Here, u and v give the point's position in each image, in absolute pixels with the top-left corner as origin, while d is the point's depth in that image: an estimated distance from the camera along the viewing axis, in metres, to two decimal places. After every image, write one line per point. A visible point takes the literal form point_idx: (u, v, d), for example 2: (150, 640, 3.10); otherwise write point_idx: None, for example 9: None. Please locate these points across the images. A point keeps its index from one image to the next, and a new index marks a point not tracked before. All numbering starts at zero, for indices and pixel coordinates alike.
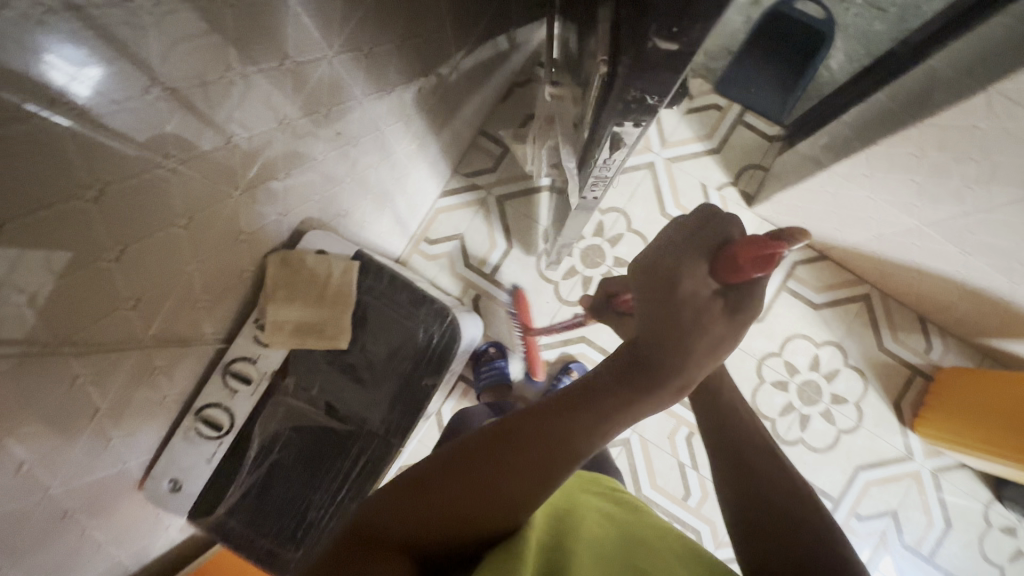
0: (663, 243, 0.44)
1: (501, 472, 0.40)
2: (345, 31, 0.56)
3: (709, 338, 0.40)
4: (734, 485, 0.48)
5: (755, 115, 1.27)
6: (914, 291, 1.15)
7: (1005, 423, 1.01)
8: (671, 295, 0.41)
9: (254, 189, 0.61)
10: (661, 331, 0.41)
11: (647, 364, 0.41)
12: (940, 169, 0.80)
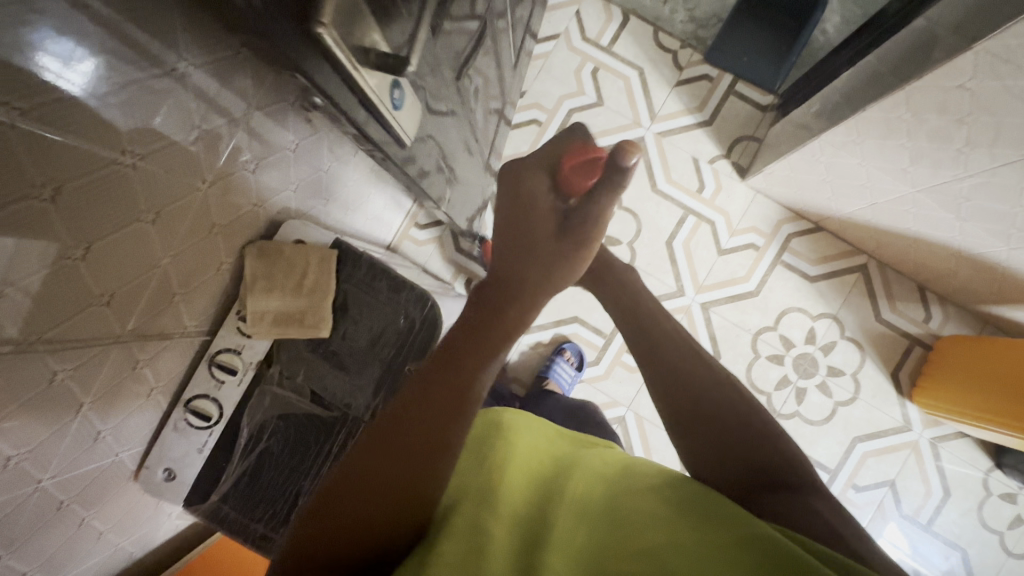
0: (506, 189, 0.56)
1: (438, 400, 0.46)
2: None
3: (551, 250, 0.53)
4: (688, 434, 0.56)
5: (747, 84, 1.23)
6: (912, 259, 1.12)
7: (998, 391, 1.00)
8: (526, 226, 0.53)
9: (223, 181, 0.61)
10: (515, 246, 0.54)
11: (505, 283, 0.52)
12: (934, 132, 0.77)
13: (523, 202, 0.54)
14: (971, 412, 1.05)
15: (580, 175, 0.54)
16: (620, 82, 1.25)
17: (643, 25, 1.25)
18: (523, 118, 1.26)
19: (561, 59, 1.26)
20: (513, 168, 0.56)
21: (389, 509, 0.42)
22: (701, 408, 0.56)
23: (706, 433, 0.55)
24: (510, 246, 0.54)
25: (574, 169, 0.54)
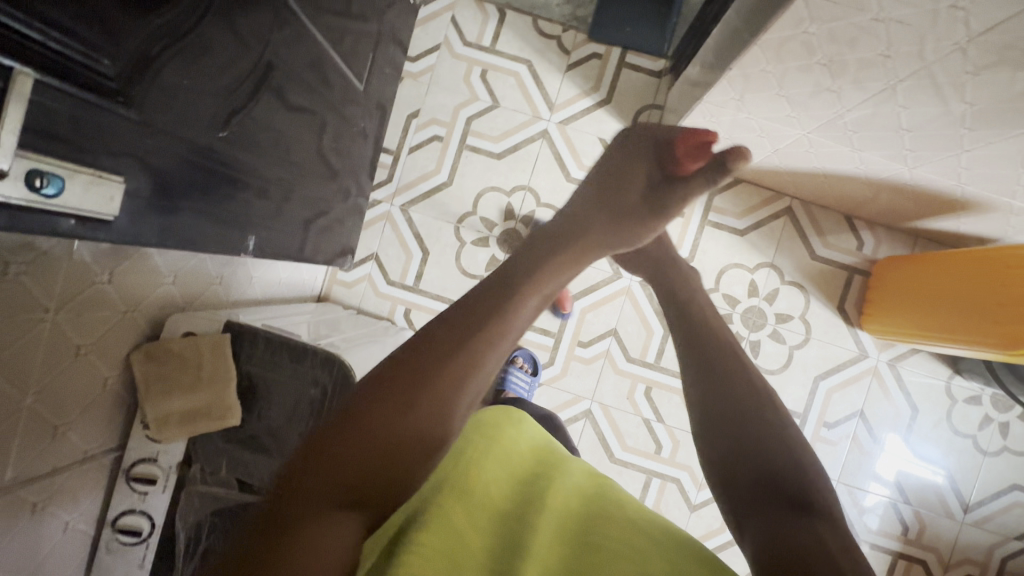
0: (628, 148, 0.81)
1: (479, 354, 0.50)
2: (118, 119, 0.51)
3: (640, 196, 0.75)
4: (710, 427, 0.59)
5: (636, 53, 1.21)
6: (830, 192, 1.12)
7: (942, 305, 1.00)
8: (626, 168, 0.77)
9: (73, 302, 0.58)
10: (607, 197, 0.75)
11: (571, 227, 0.69)
12: (807, 72, 0.75)
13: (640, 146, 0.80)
14: (919, 330, 1.05)
15: (692, 161, 0.78)
16: (510, 79, 1.22)
17: (520, 17, 1.22)
18: (423, 137, 1.22)
19: (446, 69, 1.22)
20: (646, 149, 0.79)
21: (413, 428, 0.46)
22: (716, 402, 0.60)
23: (725, 429, 0.57)
24: (607, 202, 0.74)
25: (683, 155, 0.77)
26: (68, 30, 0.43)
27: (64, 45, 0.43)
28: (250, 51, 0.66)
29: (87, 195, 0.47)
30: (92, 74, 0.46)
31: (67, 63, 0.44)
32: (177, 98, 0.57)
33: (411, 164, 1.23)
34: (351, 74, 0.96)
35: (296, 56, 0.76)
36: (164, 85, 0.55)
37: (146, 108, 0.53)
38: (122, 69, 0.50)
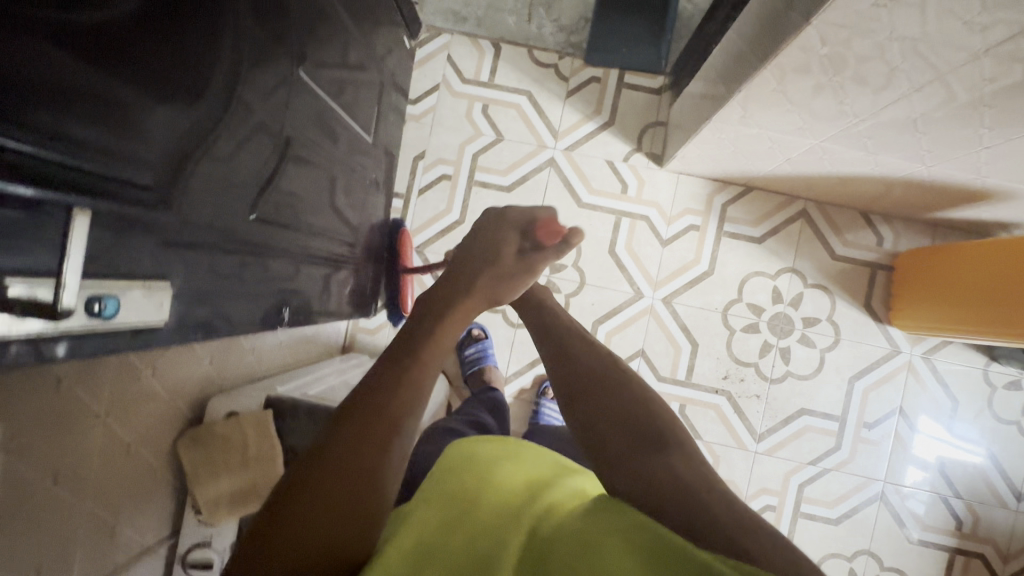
0: (482, 228, 0.61)
1: (354, 452, 0.40)
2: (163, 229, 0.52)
3: (510, 268, 0.58)
4: (585, 422, 0.56)
5: (634, 73, 1.22)
6: (844, 192, 1.11)
7: (968, 299, 0.99)
8: (481, 246, 0.59)
9: (123, 402, 0.58)
10: (479, 268, 0.58)
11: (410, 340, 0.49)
12: (818, 89, 0.74)
13: (489, 227, 0.60)
14: (948, 325, 1.04)
15: (548, 238, 0.60)
16: (512, 111, 1.22)
17: (516, 49, 1.23)
18: (431, 178, 1.23)
19: (449, 107, 1.23)
20: (485, 224, 0.61)
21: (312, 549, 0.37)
22: (587, 396, 0.57)
23: (591, 413, 0.56)
24: (475, 271, 0.57)
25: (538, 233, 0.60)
26: (103, 150, 0.43)
27: (100, 165, 0.43)
28: (273, 130, 0.67)
29: (135, 307, 0.47)
30: (133, 188, 0.46)
31: (100, 183, 0.43)
32: (209, 192, 0.57)
33: (422, 205, 1.23)
34: (356, 128, 0.97)
35: (308, 125, 0.77)
36: (199, 184, 0.55)
37: (188, 209, 0.54)
38: (159, 175, 0.49)
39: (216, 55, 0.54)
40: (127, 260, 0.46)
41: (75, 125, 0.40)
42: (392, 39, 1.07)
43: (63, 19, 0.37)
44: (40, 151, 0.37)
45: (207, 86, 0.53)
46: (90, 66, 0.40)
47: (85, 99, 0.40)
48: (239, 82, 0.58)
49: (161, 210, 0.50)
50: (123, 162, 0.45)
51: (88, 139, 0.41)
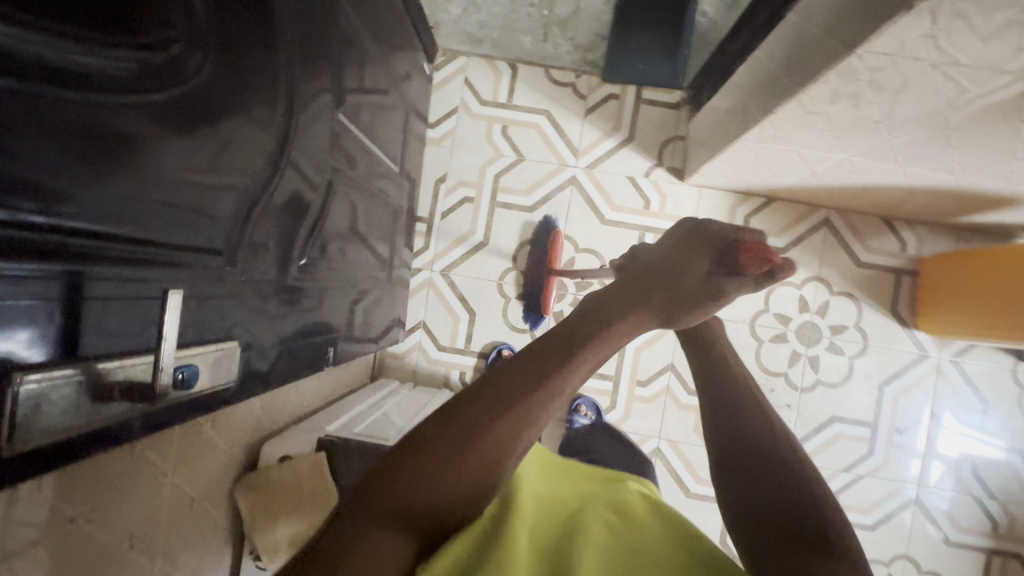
0: (683, 240, 0.51)
1: (500, 424, 0.41)
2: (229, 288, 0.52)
3: (692, 288, 0.50)
4: (729, 487, 0.50)
5: (651, 88, 1.22)
6: (867, 201, 1.12)
7: (994, 304, 1.00)
8: (669, 265, 0.51)
9: (185, 457, 0.58)
10: (657, 282, 0.50)
11: (577, 337, 0.45)
12: (849, 110, 0.75)
13: (686, 242, 0.51)
14: (975, 329, 1.05)
15: (752, 265, 0.49)
16: (532, 131, 1.23)
17: (532, 69, 1.23)
18: (454, 201, 1.23)
19: (468, 129, 1.23)
20: (684, 233, 0.52)
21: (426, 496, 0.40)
22: (737, 455, 0.50)
23: (737, 478, 0.50)
24: (652, 286, 0.50)
25: (740, 257, 0.49)
26: (165, 226, 0.43)
27: (162, 239, 0.43)
28: (318, 175, 0.68)
29: (211, 371, 0.48)
30: (199, 254, 0.47)
31: (172, 250, 0.44)
32: (264, 245, 0.58)
33: (446, 228, 1.23)
34: (382, 159, 0.97)
35: (346, 163, 0.77)
36: (256, 239, 0.56)
37: (247, 266, 0.55)
38: (221, 237, 0.50)
39: (267, 110, 0.54)
40: (194, 321, 0.47)
41: (136, 207, 0.40)
42: (412, 67, 1.08)
43: (151, 98, 0.39)
44: (120, 226, 0.39)
45: (265, 144, 0.55)
46: (150, 148, 0.40)
47: (147, 182, 0.41)
48: (289, 131, 0.59)
49: (225, 272, 0.51)
50: (185, 233, 0.46)
51: (150, 219, 0.42)
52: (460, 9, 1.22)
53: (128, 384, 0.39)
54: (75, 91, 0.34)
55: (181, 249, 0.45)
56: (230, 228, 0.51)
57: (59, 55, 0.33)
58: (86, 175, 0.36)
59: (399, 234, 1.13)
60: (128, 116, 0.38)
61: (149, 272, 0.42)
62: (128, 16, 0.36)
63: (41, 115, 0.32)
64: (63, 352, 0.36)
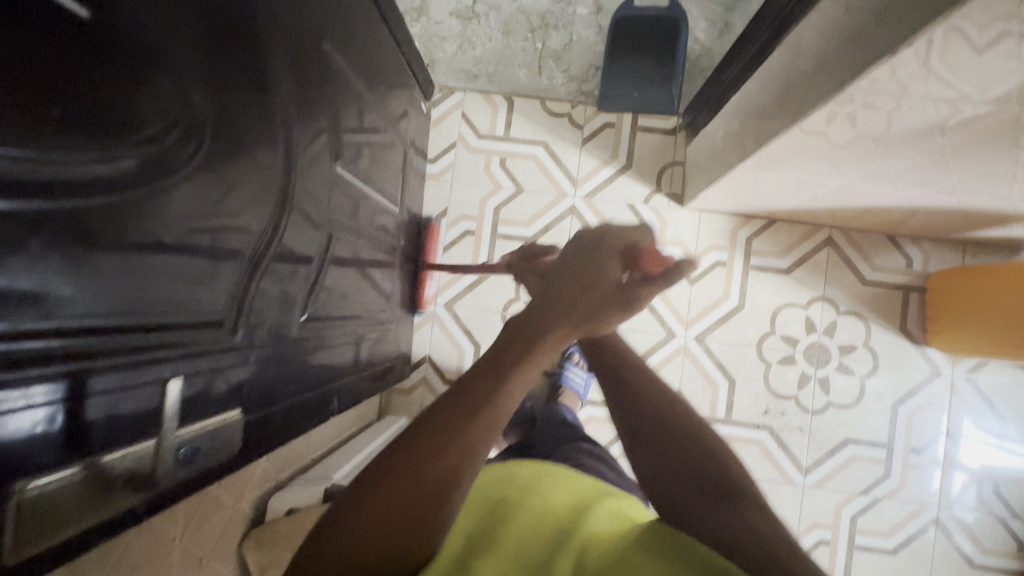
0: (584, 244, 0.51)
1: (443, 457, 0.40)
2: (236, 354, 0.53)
3: (609, 295, 0.49)
4: (652, 473, 0.53)
5: (646, 115, 1.23)
6: (869, 220, 1.11)
7: (1008, 322, 0.98)
8: (580, 273, 0.49)
9: (194, 519, 0.59)
10: (574, 294, 0.48)
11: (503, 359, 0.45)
12: (843, 141, 0.75)
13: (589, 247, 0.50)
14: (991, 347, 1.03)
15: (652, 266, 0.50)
16: (530, 162, 1.24)
17: (528, 101, 1.24)
18: (455, 234, 1.24)
19: (467, 163, 1.25)
20: (584, 241, 0.50)
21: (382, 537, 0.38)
22: (656, 443, 0.54)
23: (657, 461, 0.53)
24: (570, 296, 0.48)
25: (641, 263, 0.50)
26: (173, 305, 0.44)
27: (169, 320, 0.44)
28: (319, 230, 0.69)
29: (218, 444, 0.49)
30: (206, 328, 0.48)
31: (178, 329, 0.45)
32: (268, 306, 0.59)
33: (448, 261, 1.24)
34: (382, 200, 0.98)
35: (345, 212, 0.78)
36: (260, 301, 0.57)
37: (251, 329, 0.56)
38: (227, 306, 0.51)
39: (268, 173, 0.55)
40: (200, 397, 0.48)
41: (142, 293, 0.41)
42: (410, 107, 1.10)
43: (156, 191, 0.40)
44: (125, 321, 0.40)
45: (266, 212, 0.56)
46: (157, 232, 0.41)
47: (155, 267, 0.42)
48: (291, 190, 0.60)
49: (231, 340, 0.52)
50: (192, 309, 0.46)
51: (157, 300, 0.43)
52: (456, 47, 1.25)
53: (131, 474, 0.40)
54: (85, 199, 0.35)
55: (187, 325, 0.46)
56: (235, 296, 0.52)
57: (64, 168, 0.33)
58: (93, 278, 0.36)
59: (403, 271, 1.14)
60: (132, 214, 0.39)
61: (151, 359, 0.43)
62: (127, 118, 0.37)
63: (51, 224, 0.33)
64: (71, 453, 0.36)
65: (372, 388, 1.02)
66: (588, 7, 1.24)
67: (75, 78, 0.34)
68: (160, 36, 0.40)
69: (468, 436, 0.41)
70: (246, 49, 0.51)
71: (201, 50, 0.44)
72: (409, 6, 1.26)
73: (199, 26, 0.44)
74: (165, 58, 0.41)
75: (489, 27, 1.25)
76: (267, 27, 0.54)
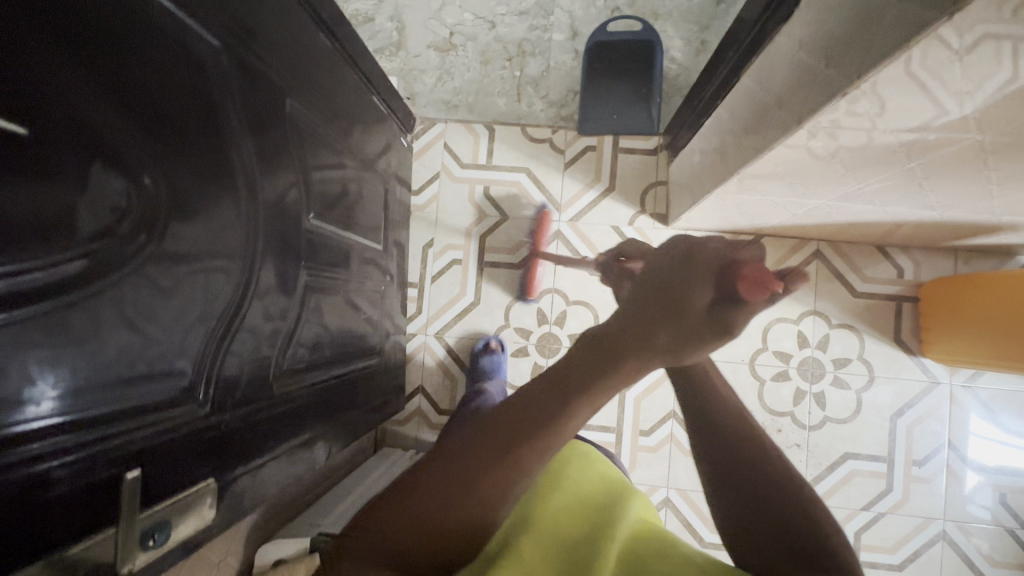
0: (681, 263, 0.46)
1: (491, 477, 0.41)
2: (204, 421, 0.55)
3: (697, 325, 0.44)
4: (731, 508, 0.52)
5: (627, 137, 1.23)
6: (855, 233, 1.10)
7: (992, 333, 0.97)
8: (673, 297, 0.43)
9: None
10: (658, 318, 0.43)
11: (575, 382, 0.43)
12: (811, 168, 0.75)
13: (688, 268, 0.45)
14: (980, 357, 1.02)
15: (751, 294, 0.45)
16: (513, 189, 1.25)
17: (509, 128, 1.25)
18: (442, 264, 1.25)
19: (451, 194, 1.26)
20: (680, 258, 0.47)
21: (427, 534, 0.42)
22: (741, 476, 0.51)
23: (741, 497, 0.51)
24: (651, 321, 0.44)
25: (739, 285, 0.44)
26: (133, 385, 0.46)
27: (129, 400, 0.46)
28: (292, 285, 0.70)
29: (183, 518, 0.51)
30: (170, 401, 0.50)
31: (137, 408, 0.47)
32: (238, 366, 0.60)
33: (437, 292, 1.25)
34: (365, 240, 0.99)
35: (323, 261, 0.79)
36: (229, 364, 0.58)
37: (220, 396, 0.57)
38: (193, 375, 0.53)
39: (229, 238, 0.56)
40: (159, 471, 0.50)
41: (99, 383, 0.43)
42: (388, 143, 1.11)
43: (103, 285, 0.42)
44: (76, 411, 0.41)
45: (231, 281, 0.57)
46: (115, 325, 0.43)
47: (114, 356, 0.44)
48: (256, 251, 0.61)
49: (197, 408, 0.54)
50: (154, 385, 0.49)
51: (117, 386, 0.45)
52: (435, 79, 1.27)
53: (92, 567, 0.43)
54: (27, 307, 0.36)
55: (148, 402, 0.48)
56: (201, 362, 0.54)
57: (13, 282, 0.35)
58: (41, 380, 0.38)
59: (391, 305, 1.15)
60: (88, 315, 0.41)
61: (110, 441, 0.45)
62: (69, 219, 0.39)
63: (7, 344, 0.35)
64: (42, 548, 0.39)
65: (363, 426, 1.03)
66: (564, 32, 1.25)
67: (15, 191, 0.35)
68: (110, 135, 0.42)
69: (525, 451, 0.41)
70: (205, 128, 0.52)
71: (150, 138, 0.46)
72: (388, 41, 1.28)
73: (153, 118, 0.46)
74: (114, 156, 0.42)
75: (467, 58, 1.26)
76: (227, 104, 0.56)
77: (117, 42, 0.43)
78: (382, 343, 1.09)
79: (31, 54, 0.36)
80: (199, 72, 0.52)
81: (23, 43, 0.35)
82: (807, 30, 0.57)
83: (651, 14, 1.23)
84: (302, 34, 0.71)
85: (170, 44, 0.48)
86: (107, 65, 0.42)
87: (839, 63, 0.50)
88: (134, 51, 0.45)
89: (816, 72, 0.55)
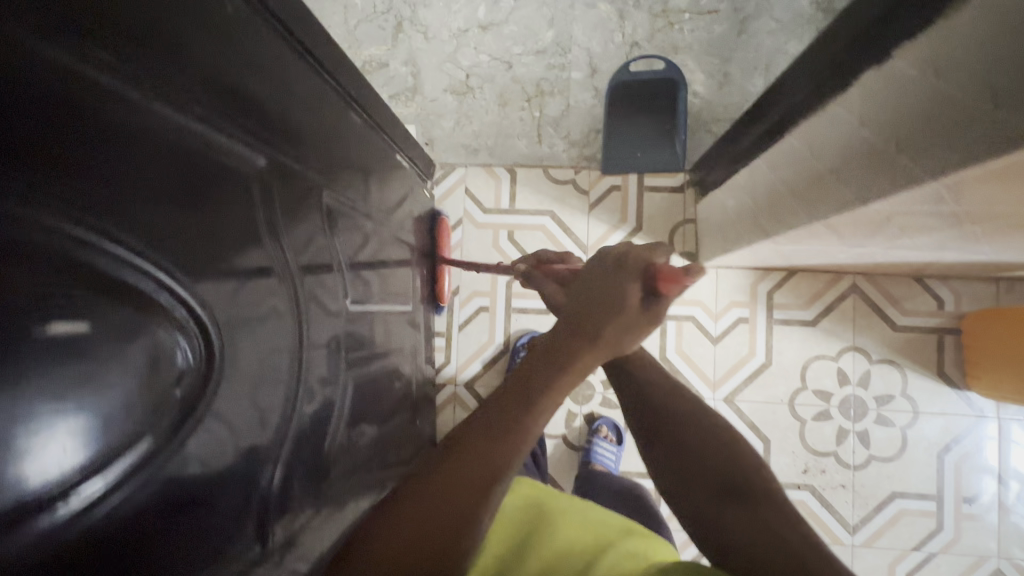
0: (601, 272, 0.51)
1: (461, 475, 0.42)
2: (263, 551, 0.52)
3: (629, 320, 0.48)
4: (671, 472, 0.52)
5: (653, 175, 1.21)
6: (895, 268, 1.07)
7: None
8: (598, 297, 0.49)
9: None
10: (595, 317, 0.48)
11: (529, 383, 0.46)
12: (865, 229, 0.72)
13: (610, 274, 0.50)
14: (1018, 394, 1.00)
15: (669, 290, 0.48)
16: (538, 233, 1.23)
17: (531, 171, 1.23)
18: (469, 312, 1.23)
19: (475, 240, 1.24)
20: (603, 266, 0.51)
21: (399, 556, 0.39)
22: (673, 436, 0.53)
23: (674, 456, 0.52)
24: (591, 325, 0.48)
25: (656, 285, 0.48)
26: (190, 545, 0.42)
27: (187, 562, 0.42)
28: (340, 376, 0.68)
29: None
30: (225, 549, 0.46)
31: (197, 568, 0.43)
32: (293, 485, 0.56)
33: (465, 340, 1.23)
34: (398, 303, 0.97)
35: (363, 341, 0.77)
36: (285, 486, 0.55)
37: (279, 518, 0.54)
38: (247, 514, 0.48)
39: (279, 355, 0.52)
40: None
41: (156, 556, 0.38)
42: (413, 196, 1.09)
43: (151, 453, 0.37)
44: None
45: (286, 395, 0.54)
46: (165, 491, 0.39)
47: (167, 523, 0.39)
48: (307, 358, 0.58)
49: (253, 546, 0.49)
50: (210, 539, 0.44)
51: (174, 552, 0.40)
52: (453, 123, 1.25)
53: None
54: (67, 502, 0.32)
55: (206, 558, 0.44)
56: (255, 498, 0.49)
57: (87, 475, 0.33)
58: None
59: (422, 360, 1.13)
60: (137, 492, 0.36)
61: None
62: (111, 392, 0.34)
63: (44, 553, 0.31)
64: None
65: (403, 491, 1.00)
66: (583, 70, 1.22)
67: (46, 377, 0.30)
68: (144, 281, 0.37)
69: (496, 451, 0.43)
70: (248, 236, 0.48)
71: (194, 274, 0.41)
72: (403, 86, 1.26)
73: (197, 246, 0.42)
74: (156, 305, 0.37)
75: (485, 100, 1.24)
76: (268, 207, 0.51)
77: (154, 175, 0.39)
78: (415, 402, 1.07)
79: (67, 223, 0.32)
80: (237, 179, 0.47)
81: (43, 194, 0.31)
82: (869, 106, 0.55)
83: (671, 47, 1.21)
84: (333, 116, 0.69)
85: (206, 157, 0.44)
86: (147, 203, 0.38)
87: (914, 152, 0.48)
88: (172, 178, 0.40)
89: (885, 153, 0.52)
